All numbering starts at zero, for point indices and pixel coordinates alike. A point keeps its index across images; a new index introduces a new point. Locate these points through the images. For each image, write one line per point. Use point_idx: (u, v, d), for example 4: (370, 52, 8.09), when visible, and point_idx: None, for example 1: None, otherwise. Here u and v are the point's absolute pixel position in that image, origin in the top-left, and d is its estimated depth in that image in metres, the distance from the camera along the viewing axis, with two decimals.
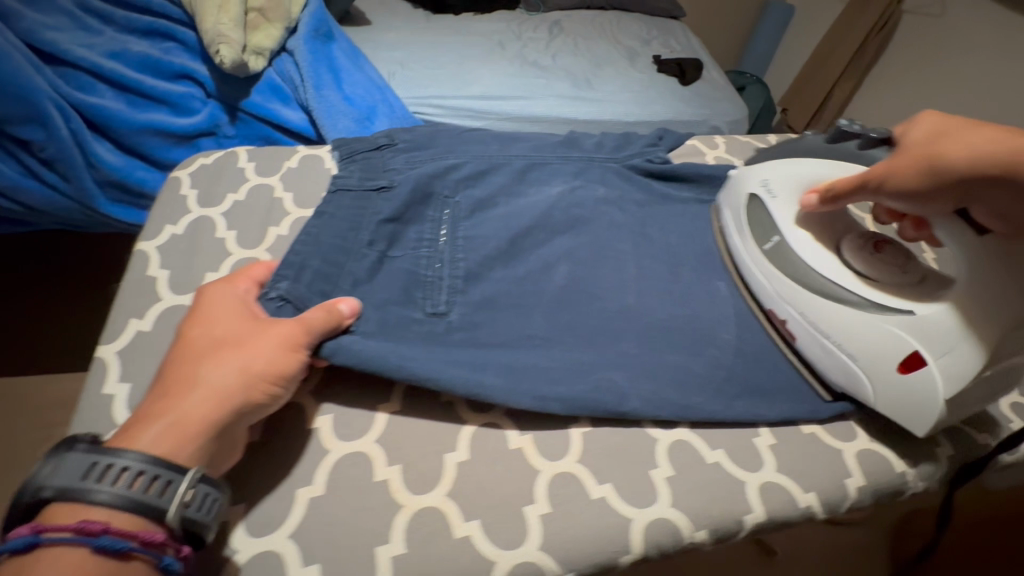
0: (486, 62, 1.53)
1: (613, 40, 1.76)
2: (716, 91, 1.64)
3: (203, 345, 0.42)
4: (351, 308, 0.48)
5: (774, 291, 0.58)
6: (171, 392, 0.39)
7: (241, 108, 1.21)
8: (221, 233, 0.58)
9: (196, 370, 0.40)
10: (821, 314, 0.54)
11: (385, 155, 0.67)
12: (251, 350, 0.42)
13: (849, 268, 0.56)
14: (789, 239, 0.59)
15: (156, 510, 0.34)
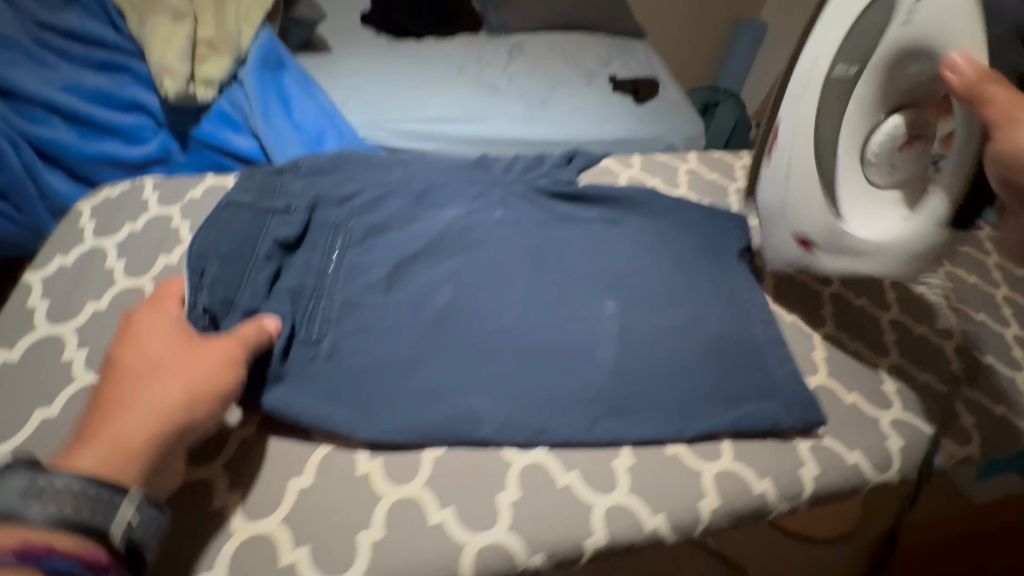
0: (442, 86, 1.56)
1: (573, 61, 1.78)
2: (671, 109, 1.66)
3: (138, 367, 0.41)
4: (275, 324, 0.49)
5: (794, 126, 0.60)
6: (110, 417, 0.38)
7: (191, 136, 1.23)
8: (109, 262, 0.59)
9: (138, 393, 0.40)
10: (796, 176, 0.61)
11: (285, 178, 0.67)
12: (190, 369, 0.42)
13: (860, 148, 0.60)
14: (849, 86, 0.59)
15: (101, 532, 0.33)
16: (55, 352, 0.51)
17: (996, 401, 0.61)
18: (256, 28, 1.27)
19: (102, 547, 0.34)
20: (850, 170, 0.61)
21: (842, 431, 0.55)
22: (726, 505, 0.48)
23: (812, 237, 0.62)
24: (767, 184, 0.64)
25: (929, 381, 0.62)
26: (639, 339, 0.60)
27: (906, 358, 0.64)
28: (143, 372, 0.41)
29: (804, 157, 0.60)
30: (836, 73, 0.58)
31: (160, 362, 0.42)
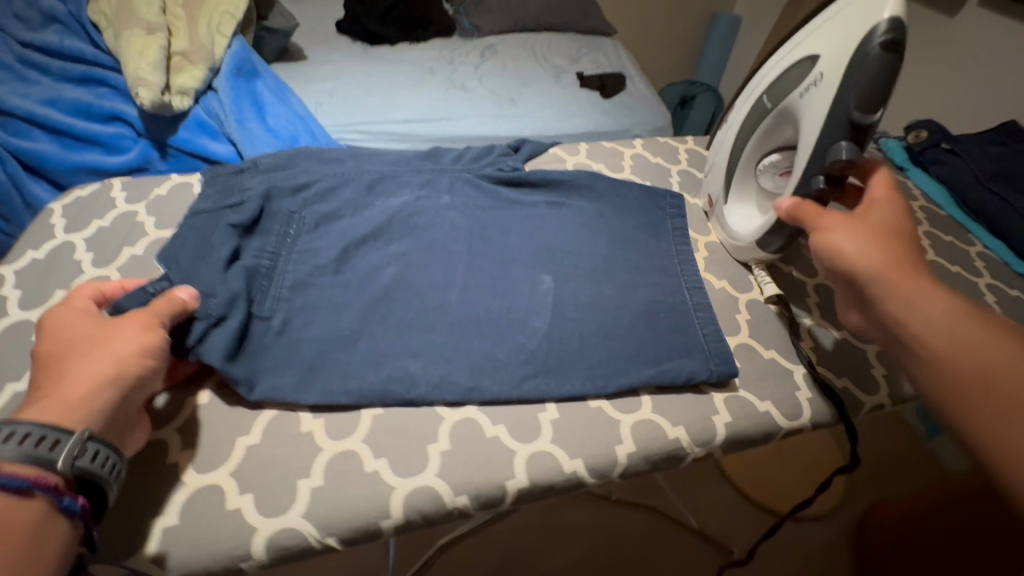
0: (414, 88, 1.61)
1: (543, 60, 1.84)
2: (638, 102, 1.71)
3: (64, 351, 0.43)
4: (189, 293, 0.51)
5: (736, 112, 0.70)
6: (49, 388, 0.40)
7: (170, 144, 1.28)
8: (78, 255, 0.64)
9: (70, 365, 0.42)
10: (718, 155, 0.73)
11: (241, 176, 0.72)
12: (112, 335, 0.44)
13: (753, 165, 0.68)
14: (765, 105, 0.64)
15: (49, 465, 0.36)
16: (26, 334, 0.56)
17: None
18: (229, 39, 1.32)
19: (53, 475, 0.36)
20: (746, 181, 0.70)
21: (757, 383, 0.59)
22: (641, 451, 0.52)
23: (713, 201, 0.75)
24: (715, 146, 0.74)
25: (845, 336, 0.66)
26: (572, 312, 0.64)
27: (826, 319, 0.68)
28: (69, 353, 0.43)
29: (725, 145, 0.71)
30: (761, 99, 0.65)
31: (83, 340, 0.44)
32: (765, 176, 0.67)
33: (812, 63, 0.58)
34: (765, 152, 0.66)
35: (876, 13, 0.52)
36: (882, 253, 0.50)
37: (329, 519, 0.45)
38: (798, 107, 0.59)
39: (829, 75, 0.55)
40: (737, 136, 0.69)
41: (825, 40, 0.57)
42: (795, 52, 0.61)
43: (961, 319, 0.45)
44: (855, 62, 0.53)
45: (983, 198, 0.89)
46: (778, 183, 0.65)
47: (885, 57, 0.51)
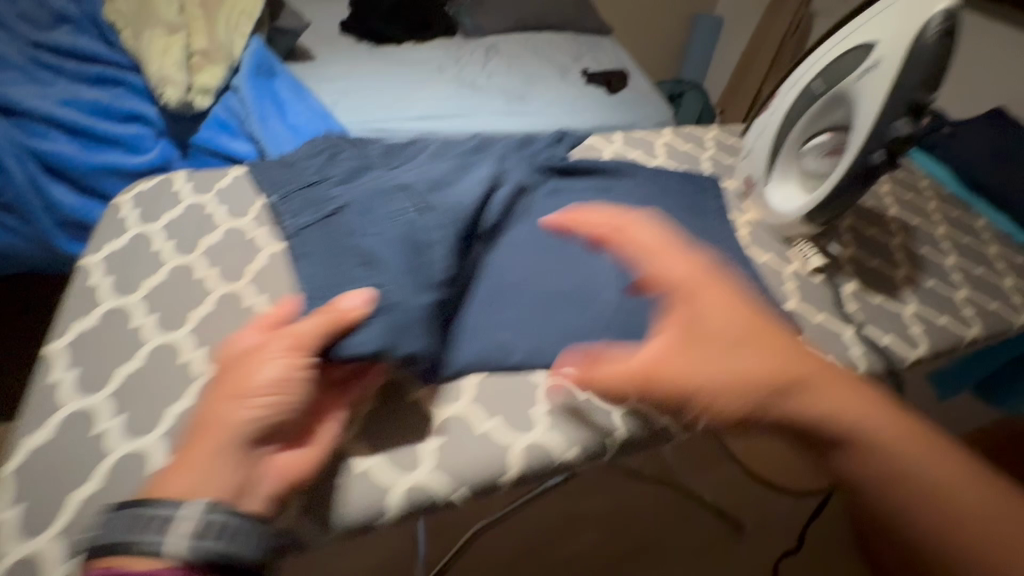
0: (425, 87, 1.64)
1: (546, 58, 1.88)
2: (642, 98, 1.77)
3: (217, 387, 0.43)
4: (354, 301, 0.47)
5: (777, 100, 0.76)
6: (193, 436, 0.40)
7: (192, 144, 1.28)
8: (156, 246, 0.65)
9: (211, 412, 0.41)
10: (759, 138, 0.78)
11: (313, 187, 0.67)
12: (253, 373, 0.42)
13: (797, 146, 0.74)
14: (814, 90, 0.70)
15: (169, 554, 0.35)
16: (124, 321, 0.56)
17: (942, 313, 0.73)
18: (248, 38, 1.33)
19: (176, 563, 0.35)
20: (787, 161, 0.75)
21: (812, 343, 0.65)
22: None
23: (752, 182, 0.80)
24: (750, 131, 0.80)
25: (882, 301, 0.72)
26: (635, 286, 0.68)
27: (864, 286, 0.74)
28: (220, 396, 0.42)
29: (765, 129, 0.77)
30: (808, 85, 0.71)
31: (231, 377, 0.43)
32: (809, 156, 0.73)
33: (869, 49, 0.64)
34: (811, 133, 0.73)
35: (931, 6, 0.59)
36: (750, 361, 0.42)
37: (458, 473, 0.50)
38: (853, 88, 0.65)
39: (887, 60, 0.61)
40: (781, 120, 0.75)
41: (883, 28, 0.63)
42: (845, 42, 0.67)
43: (887, 442, 0.39)
44: (913, 49, 0.60)
45: (983, 176, 0.97)
46: (821, 162, 0.72)
47: (938, 45, 0.59)
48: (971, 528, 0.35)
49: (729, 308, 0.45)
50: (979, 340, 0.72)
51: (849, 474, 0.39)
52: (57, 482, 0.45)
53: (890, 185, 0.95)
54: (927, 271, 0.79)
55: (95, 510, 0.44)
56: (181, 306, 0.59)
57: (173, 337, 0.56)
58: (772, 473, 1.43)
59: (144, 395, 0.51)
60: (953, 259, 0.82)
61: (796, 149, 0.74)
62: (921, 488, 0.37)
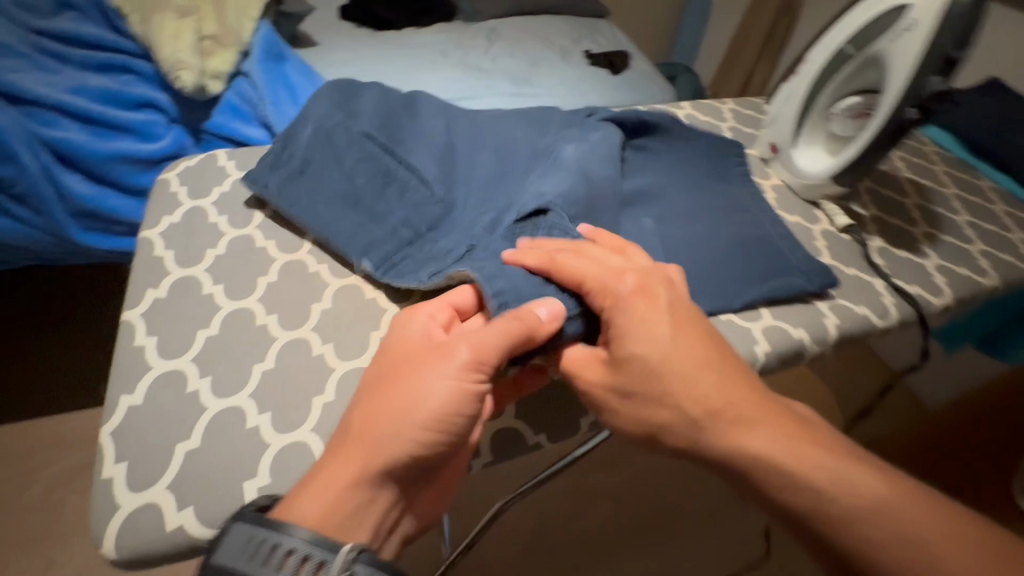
0: (431, 70, 1.64)
1: (547, 41, 1.89)
2: (644, 78, 1.80)
3: (379, 397, 0.46)
4: (550, 313, 0.49)
5: (809, 62, 0.79)
6: (347, 454, 0.44)
7: (205, 130, 1.27)
8: (212, 219, 0.66)
9: (372, 434, 0.44)
10: (787, 101, 0.82)
11: (398, 234, 0.61)
12: (419, 392, 0.45)
13: (826, 108, 0.78)
14: (847, 53, 0.74)
15: None
16: (193, 289, 0.58)
17: (960, 264, 0.77)
18: (256, 22, 1.32)
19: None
20: (815, 123, 0.80)
21: (848, 293, 0.69)
22: (773, 349, 0.62)
23: (780, 145, 0.83)
24: (778, 97, 0.83)
25: (906, 255, 0.76)
26: (675, 240, 0.71)
27: (889, 242, 0.78)
28: (379, 409, 0.45)
29: (795, 92, 0.80)
30: (842, 48, 0.74)
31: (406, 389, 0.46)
32: (837, 119, 0.77)
33: (902, 12, 0.67)
34: (842, 95, 0.76)
35: None
36: (660, 414, 0.46)
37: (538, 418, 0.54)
38: (884, 52, 0.68)
39: (921, 22, 0.64)
40: (809, 85, 0.78)
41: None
42: (880, 6, 0.71)
43: (817, 480, 0.42)
44: (947, 11, 0.62)
45: (985, 140, 1.01)
46: (847, 124, 0.76)
47: (974, 8, 0.62)
48: (901, 558, 0.39)
49: (659, 348, 0.47)
50: (996, 289, 0.77)
51: (776, 510, 0.44)
52: (151, 433, 0.48)
53: (900, 151, 0.99)
54: (943, 227, 0.83)
55: (194, 458, 0.47)
56: (247, 273, 0.60)
57: (245, 301, 0.57)
58: None
59: (226, 355, 0.53)
60: (966, 216, 0.87)
61: (826, 111, 0.78)
62: (845, 522, 0.41)
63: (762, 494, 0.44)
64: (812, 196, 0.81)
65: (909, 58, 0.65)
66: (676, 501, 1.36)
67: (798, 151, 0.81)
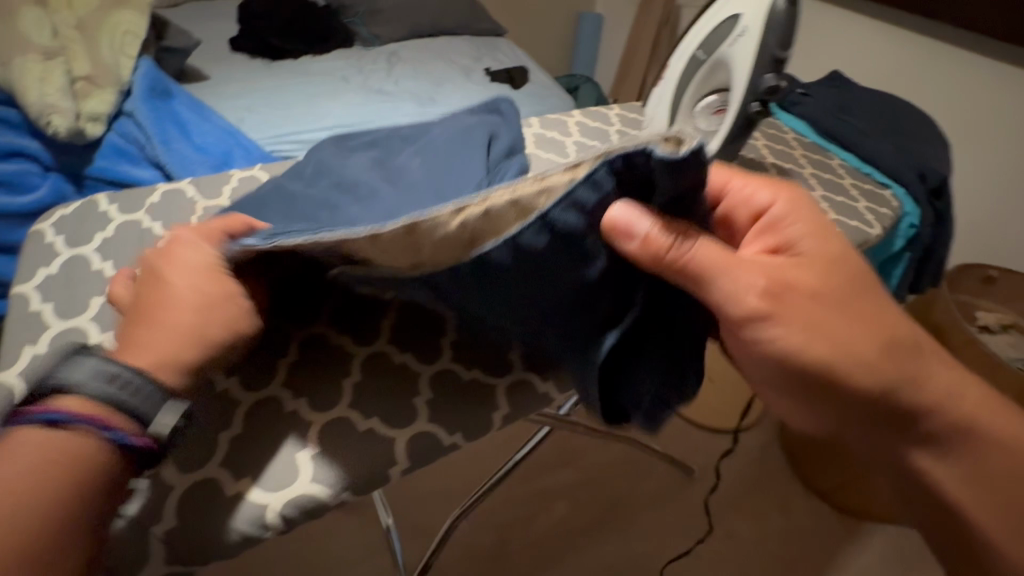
0: (333, 96, 1.63)
1: (448, 61, 1.94)
2: (544, 90, 1.89)
3: (163, 287, 0.48)
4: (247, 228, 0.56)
5: (672, 68, 0.88)
6: (141, 329, 0.46)
7: (87, 175, 1.19)
8: (96, 265, 0.63)
9: (167, 310, 0.47)
10: (659, 103, 0.90)
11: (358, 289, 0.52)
12: (210, 278, 0.49)
13: (693, 106, 0.86)
14: (701, 57, 0.83)
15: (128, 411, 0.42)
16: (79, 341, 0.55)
17: None
18: (135, 59, 1.27)
19: (115, 418, 0.42)
20: (685, 120, 0.87)
21: None
22: None
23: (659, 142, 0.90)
24: (652, 100, 0.91)
25: None
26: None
27: None
28: (172, 294, 0.48)
29: (666, 94, 0.89)
30: (695, 54, 0.84)
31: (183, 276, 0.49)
32: (701, 115, 0.85)
33: (736, 20, 0.77)
34: (703, 93, 0.84)
35: None
36: (863, 340, 0.51)
37: (448, 422, 0.55)
38: (726, 54, 0.77)
39: (750, 27, 0.74)
40: (675, 87, 0.88)
41: (745, 3, 0.76)
42: (720, 16, 0.80)
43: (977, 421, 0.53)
44: (767, 17, 0.72)
45: (831, 124, 1.16)
46: (710, 120, 0.84)
47: (788, 14, 0.72)
48: None
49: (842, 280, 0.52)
50: None
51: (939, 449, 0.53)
52: None
53: (764, 140, 1.12)
54: None
55: None
56: None
57: None
58: (708, 415, 1.59)
59: None
60: (821, 192, 0.99)
61: (692, 109, 0.86)
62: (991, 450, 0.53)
63: (945, 426, 0.53)
64: None
65: (745, 57, 0.74)
66: (625, 487, 1.41)
67: None
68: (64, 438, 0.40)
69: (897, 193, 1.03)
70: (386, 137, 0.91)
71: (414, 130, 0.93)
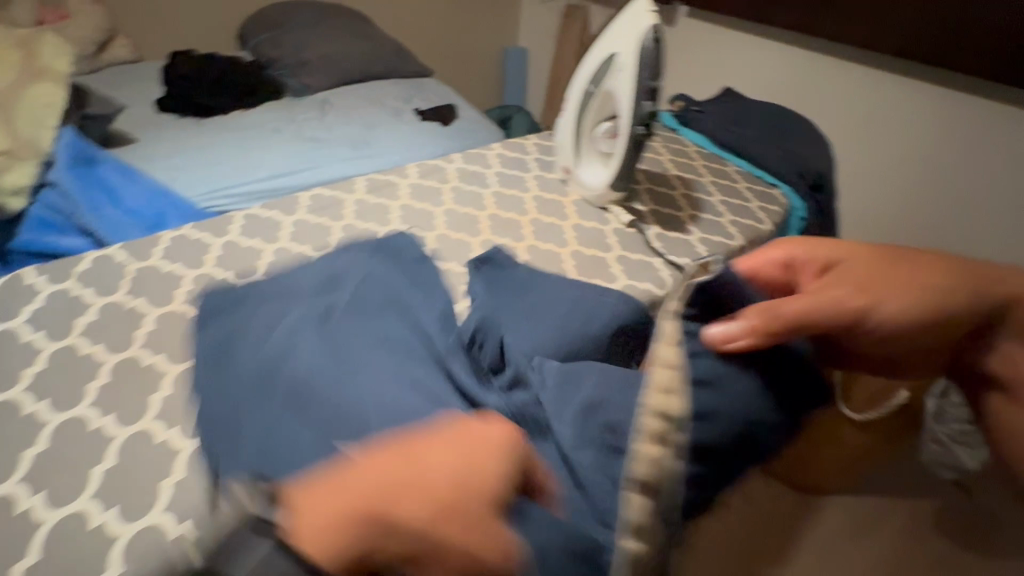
0: (265, 147, 1.67)
1: (378, 103, 2.01)
2: (474, 124, 1.99)
3: (398, 466, 0.42)
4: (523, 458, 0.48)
5: (568, 99, 0.98)
6: (326, 498, 0.41)
7: (13, 249, 1.18)
8: (26, 337, 0.68)
9: (379, 507, 0.40)
10: (563, 132, 0.99)
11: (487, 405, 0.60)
12: (420, 482, 0.42)
13: (592, 133, 0.96)
14: (592, 90, 0.93)
15: None
16: (13, 414, 0.60)
17: (718, 235, 0.99)
18: (56, 130, 1.27)
19: None
20: (587, 145, 0.97)
21: (636, 276, 0.86)
22: None
23: (569, 167, 1.00)
24: (558, 129, 1.01)
25: (676, 234, 0.97)
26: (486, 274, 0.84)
27: (664, 228, 0.98)
28: (394, 493, 0.40)
29: (566, 123, 0.98)
30: (586, 87, 0.94)
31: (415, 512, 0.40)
32: (601, 140, 0.95)
33: (614, 58, 0.88)
34: (599, 120, 0.95)
35: (644, 21, 0.83)
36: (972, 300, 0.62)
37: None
38: (612, 86, 0.88)
39: (627, 63, 0.85)
40: (574, 116, 0.97)
41: (619, 43, 0.87)
42: (601, 52, 0.91)
43: None
44: (639, 53, 0.83)
45: (725, 135, 1.29)
46: (608, 143, 0.94)
47: (655, 48, 0.83)
48: None
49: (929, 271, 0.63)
50: (745, 246, 0.99)
51: None
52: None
53: (669, 155, 1.24)
54: (703, 208, 1.06)
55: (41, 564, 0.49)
56: (78, 385, 0.63)
57: (76, 413, 0.60)
58: None
59: (66, 469, 0.56)
60: (718, 197, 1.11)
61: (591, 136, 0.96)
62: None
63: None
64: (608, 199, 0.98)
65: (626, 88, 0.85)
66: None
67: (582, 167, 0.98)
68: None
69: (784, 192, 1.16)
70: (260, 322, 0.67)
71: (280, 295, 0.72)
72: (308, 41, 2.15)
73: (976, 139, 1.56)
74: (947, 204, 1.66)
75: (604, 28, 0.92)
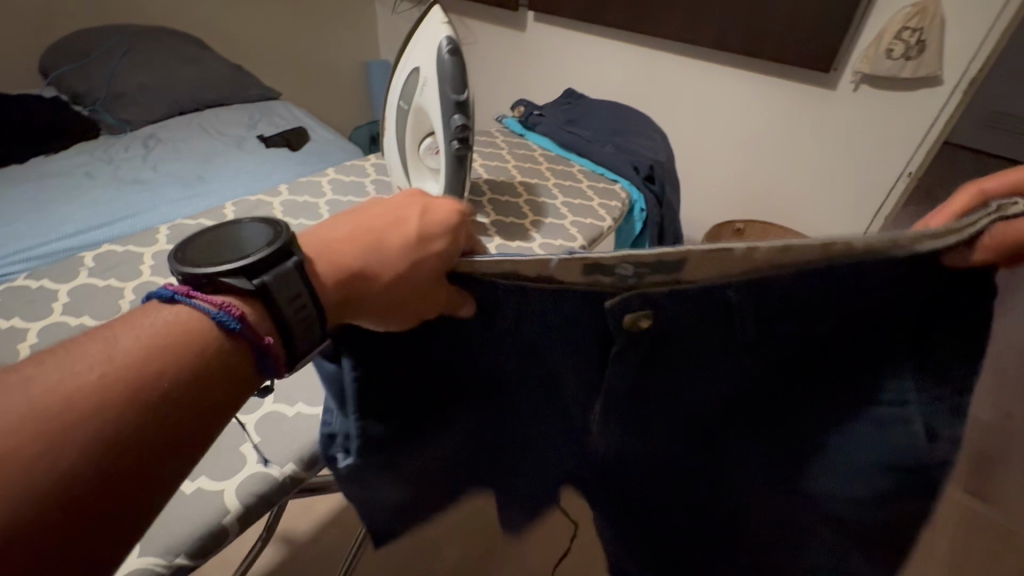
0: (73, 197, 1.44)
1: (216, 133, 1.84)
2: (328, 146, 1.88)
3: (374, 215, 0.43)
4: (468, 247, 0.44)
5: (388, 119, 0.95)
6: (340, 238, 0.41)
7: None
8: None
9: (377, 238, 0.41)
10: (390, 152, 0.95)
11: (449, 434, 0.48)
12: (392, 225, 0.42)
13: (417, 152, 0.92)
14: (406, 106, 0.90)
15: None
16: None
17: (560, 238, 0.99)
18: None
19: None
20: (412, 165, 0.93)
21: None
22: None
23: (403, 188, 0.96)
24: (386, 151, 0.97)
25: (518, 243, 0.96)
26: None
27: (506, 238, 0.97)
28: (386, 226, 0.42)
29: (390, 144, 0.95)
30: (399, 104, 0.91)
31: (388, 278, 0.40)
32: (427, 157, 0.91)
33: (419, 72, 0.86)
34: (421, 137, 0.91)
35: (440, 34, 0.82)
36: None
37: (165, 547, 0.56)
38: (422, 101, 0.86)
39: (431, 77, 0.83)
40: (396, 135, 0.93)
41: (422, 57, 0.85)
42: (408, 68, 0.89)
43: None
44: (439, 66, 0.82)
45: (566, 136, 1.33)
46: (434, 160, 0.91)
47: (456, 58, 0.81)
48: None
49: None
50: (587, 245, 1.01)
51: None
52: None
53: (513, 161, 1.25)
54: (546, 212, 1.07)
55: None
56: None
57: None
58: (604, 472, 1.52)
59: None
60: (561, 198, 1.13)
61: (416, 153, 0.92)
62: None
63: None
64: None
65: (434, 104, 0.83)
66: None
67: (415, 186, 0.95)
68: (172, 315, 0.33)
69: (623, 186, 1.21)
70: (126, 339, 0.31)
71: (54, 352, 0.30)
72: (124, 70, 1.90)
73: (789, 116, 1.77)
74: (780, 175, 1.87)
75: (409, 43, 0.90)
